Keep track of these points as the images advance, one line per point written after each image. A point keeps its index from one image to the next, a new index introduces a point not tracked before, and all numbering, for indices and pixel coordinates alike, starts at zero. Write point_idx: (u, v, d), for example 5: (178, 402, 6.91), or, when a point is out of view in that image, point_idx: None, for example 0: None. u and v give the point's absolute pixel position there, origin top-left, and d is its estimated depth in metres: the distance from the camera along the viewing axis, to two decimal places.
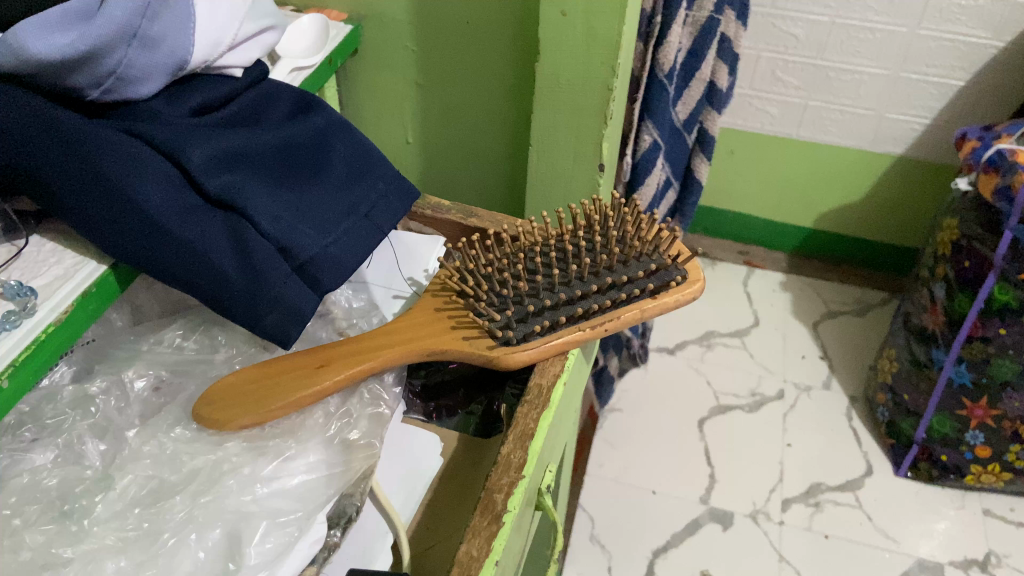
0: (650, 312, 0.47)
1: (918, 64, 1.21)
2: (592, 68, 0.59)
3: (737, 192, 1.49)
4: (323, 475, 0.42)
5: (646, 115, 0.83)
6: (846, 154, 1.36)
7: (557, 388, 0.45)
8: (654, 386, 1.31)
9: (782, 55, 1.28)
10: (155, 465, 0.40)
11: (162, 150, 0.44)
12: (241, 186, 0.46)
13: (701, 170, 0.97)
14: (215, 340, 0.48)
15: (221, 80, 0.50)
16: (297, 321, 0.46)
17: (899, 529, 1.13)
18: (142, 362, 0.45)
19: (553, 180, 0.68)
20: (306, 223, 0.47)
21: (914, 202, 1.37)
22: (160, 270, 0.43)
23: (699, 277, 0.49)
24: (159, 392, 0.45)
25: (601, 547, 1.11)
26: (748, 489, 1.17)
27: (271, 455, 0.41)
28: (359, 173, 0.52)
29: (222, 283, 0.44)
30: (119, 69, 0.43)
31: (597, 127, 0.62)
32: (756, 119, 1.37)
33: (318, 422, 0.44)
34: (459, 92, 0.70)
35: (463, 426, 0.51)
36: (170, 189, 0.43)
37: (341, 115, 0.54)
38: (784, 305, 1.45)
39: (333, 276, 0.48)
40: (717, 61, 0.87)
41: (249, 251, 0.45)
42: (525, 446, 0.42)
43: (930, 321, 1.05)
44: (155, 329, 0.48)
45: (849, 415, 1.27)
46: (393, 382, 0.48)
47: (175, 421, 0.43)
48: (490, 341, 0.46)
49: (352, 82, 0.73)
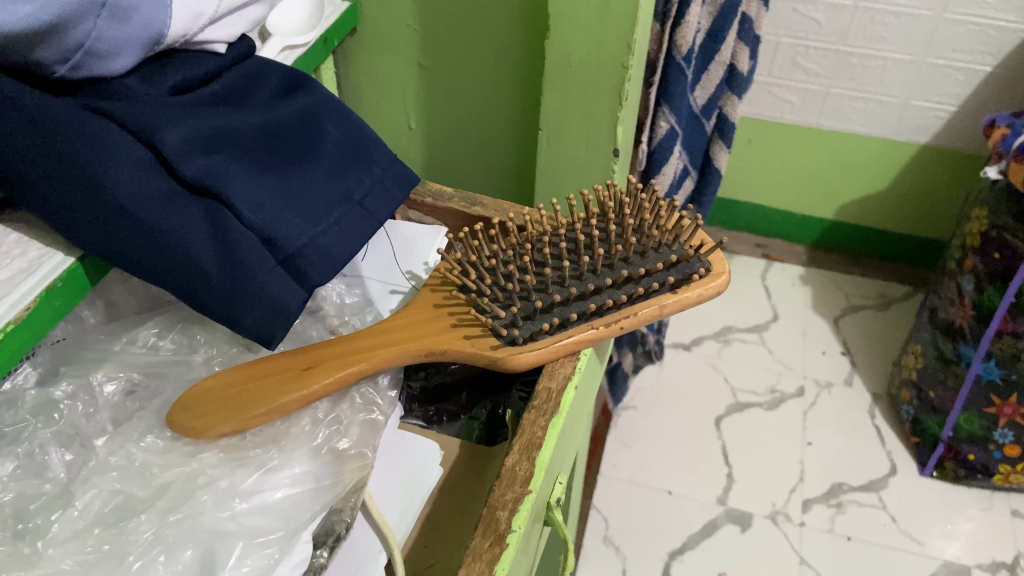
0: (670, 308, 0.43)
1: (943, 49, 1.16)
2: (606, 45, 0.55)
3: (756, 184, 1.44)
4: (309, 488, 0.38)
5: (662, 100, 0.78)
6: (868, 144, 1.31)
7: (568, 392, 0.41)
8: (669, 384, 1.26)
9: (802, 40, 1.23)
10: (122, 479, 0.36)
11: (132, 130, 0.40)
12: (221, 170, 0.42)
13: (721, 159, 0.92)
14: (194, 339, 0.44)
15: (204, 56, 0.46)
16: (282, 320, 0.42)
17: (924, 531, 1.08)
18: (114, 363, 0.41)
19: (564, 168, 0.63)
20: (292, 211, 0.43)
21: (939, 193, 1.32)
22: (131, 263, 0.39)
23: (724, 269, 0.45)
24: (131, 398, 0.41)
25: (615, 548, 1.07)
26: (766, 490, 1.12)
27: (251, 467, 0.38)
28: (354, 156, 0.48)
29: (199, 278, 0.40)
30: (88, 42, 0.39)
31: (612, 109, 0.58)
32: (775, 108, 1.32)
33: (304, 430, 0.40)
34: (465, 73, 0.66)
35: (465, 433, 0.47)
36: (141, 174, 0.39)
37: (334, 95, 0.50)
38: (804, 300, 1.40)
39: (323, 269, 0.44)
40: (738, 43, 0.82)
41: (229, 243, 0.41)
42: (532, 457, 0.37)
43: (957, 315, 1.00)
44: (129, 326, 0.44)
45: (871, 413, 1.22)
46: (388, 386, 0.43)
47: (147, 429, 0.39)
48: (493, 340, 0.42)
49: (350, 63, 0.69)
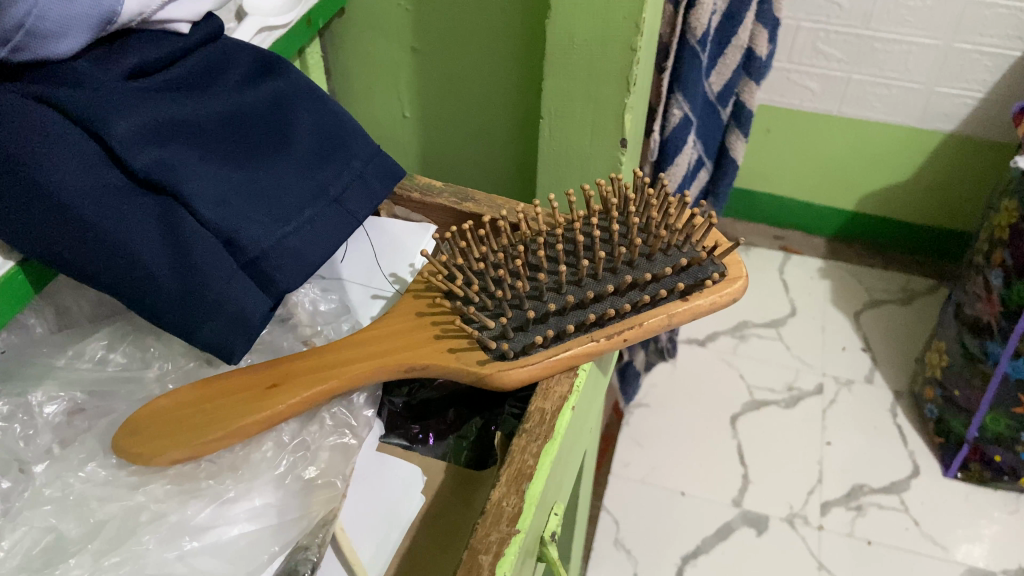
0: (679, 318, 0.38)
1: (970, 33, 1.10)
2: (613, 24, 0.50)
3: (774, 174, 1.38)
4: (270, 524, 0.34)
5: (676, 86, 0.73)
6: (892, 132, 1.25)
7: (564, 414, 0.36)
8: (683, 381, 1.21)
9: (822, 25, 1.17)
10: (57, 513, 0.32)
11: (75, 118, 0.35)
12: (179, 163, 0.37)
13: (737, 148, 0.87)
14: (147, 352, 0.39)
15: (164, 37, 0.40)
16: (243, 332, 0.38)
17: (947, 534, 1.03)
18: (55, 381, 0.37)
19: (566, 159, 0.59)
20: (259, 211, 0.39)
21: (965, 183, 1.26)
22: (70, 267, 0.35)
23: (740, 274, 0.40)
24: (77, 418, 0.36)
25: (626, 552, 1.02)
26: (783, 491, 1.07)
27: (205, 500, 0.34)
28: (331, 148, 0.43)
29: (150, 285, 0.36)
30: (29, 21, 0.34)
31: (618, 95, 0.53)
32: (794, 95, 1.27)
33: (266, 457, 0.36)
34: (462, 55, 0.61)
35: (452, 455, 0.42)
36: (84, 169, 0.34)
37: (309, 80, 0.45)
38: (823, 293, 1.34)
39: (291, 273, 0.40)
40: (756, 26, 0.77)
41: (185, 246, 0.36)
42: (521, 491, 0.33)
43: (984, 311, 0.95)
44: (75, 338, 0.39)
45: (893, 412, 1.16)
46: (364, 404, 0.39)
47: (89, 456, 0.34)
48: (481, 355, 0.37)
49: (340, 48, 0.65)
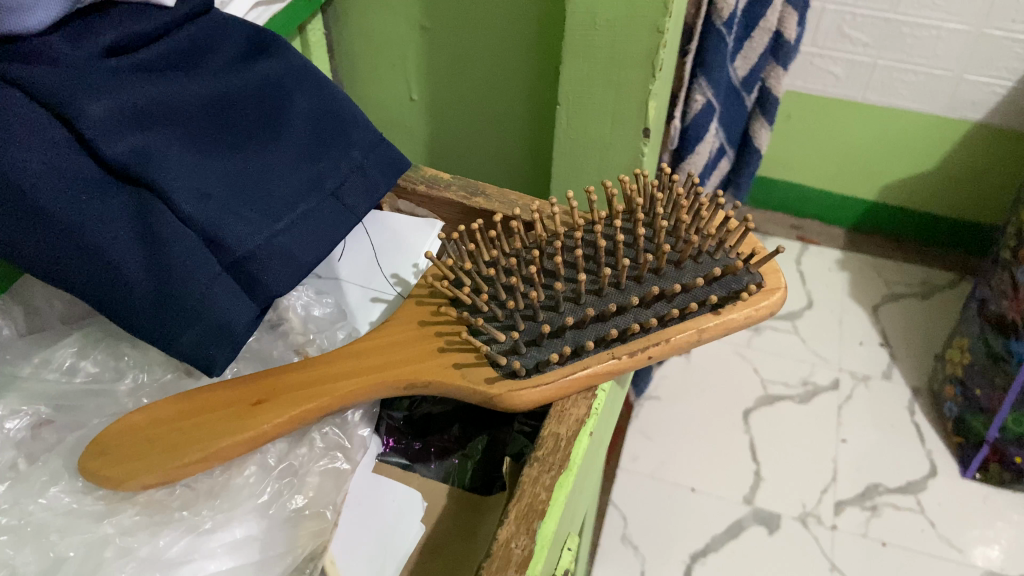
0: (711, 333, 0.35)
1: (1003, 19, 1.05)
2: (638, 3, 0.45)
3: (794, 160, 1.34)
4: (251, 561, 0.32)
5: (699, 71, 0.69)
6: (917, 120, 1.20)
7: (580, 441, 0.33)
8: (695, 375, 1.17)
9: (850, 7, 1.12)
10: (13, 543, 0.29)
11: (42, 100, 0.31)
12: (159, 152, 0.33)
13: (761, 136, 0.83)
14: (120, 361, 0.36)
15: (146, 12, 0.36)
16: (227, 342, 0.34)
17: (963, 536, 0.99)
18: (18, 394, 0.33)
19: (584, 148, 0.55)
20: (246, 206, 0.35)
21: (992, 173, 1.21)
22: (33, 265, 0.31)
23: (778, 285, 0.37)
24: (45, 430, 0.33)
25: (633, 548, 0.99)
26: (796, 489, 1.04)
27: (180, 530, 0.31)
28: (329, 137, 0.40)
29: (121, 288, 0.32)
30: None
31: (642, 81, 0.49)
32: (818, 80, 1.22)
33: (248, 482, 0.33)
34: (475, 34, 0.57)
35: (455, 476, 0.40)
36: (52, 158, 0.31)
37: (304, 60, 0.41)
38: (841, 285, 1.29)
39: (281, 275, 0.36)
40: (786, 7, 0.72)
41: (161, 245, 0.32)
42: (532, 530, 0.29)
43: (1009, 308, 0.90)
44: (45, 343, 0.36)
45: (911, 409, 1.12)
46: (358, 423, 0.37)
47: (52, 478, 0.31)
48: (489, 371, 0.34)
49: (345, 24, 0.61)
